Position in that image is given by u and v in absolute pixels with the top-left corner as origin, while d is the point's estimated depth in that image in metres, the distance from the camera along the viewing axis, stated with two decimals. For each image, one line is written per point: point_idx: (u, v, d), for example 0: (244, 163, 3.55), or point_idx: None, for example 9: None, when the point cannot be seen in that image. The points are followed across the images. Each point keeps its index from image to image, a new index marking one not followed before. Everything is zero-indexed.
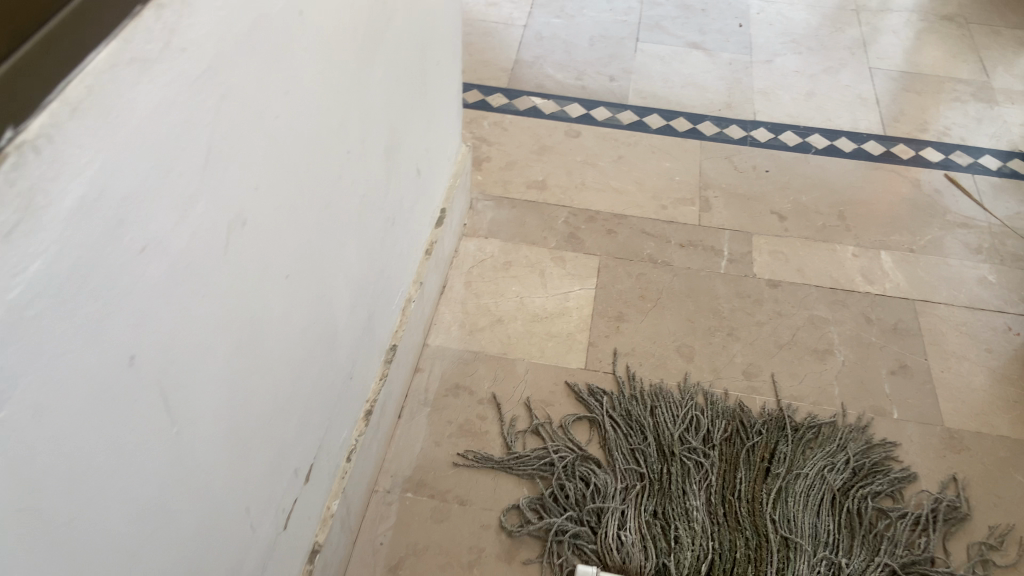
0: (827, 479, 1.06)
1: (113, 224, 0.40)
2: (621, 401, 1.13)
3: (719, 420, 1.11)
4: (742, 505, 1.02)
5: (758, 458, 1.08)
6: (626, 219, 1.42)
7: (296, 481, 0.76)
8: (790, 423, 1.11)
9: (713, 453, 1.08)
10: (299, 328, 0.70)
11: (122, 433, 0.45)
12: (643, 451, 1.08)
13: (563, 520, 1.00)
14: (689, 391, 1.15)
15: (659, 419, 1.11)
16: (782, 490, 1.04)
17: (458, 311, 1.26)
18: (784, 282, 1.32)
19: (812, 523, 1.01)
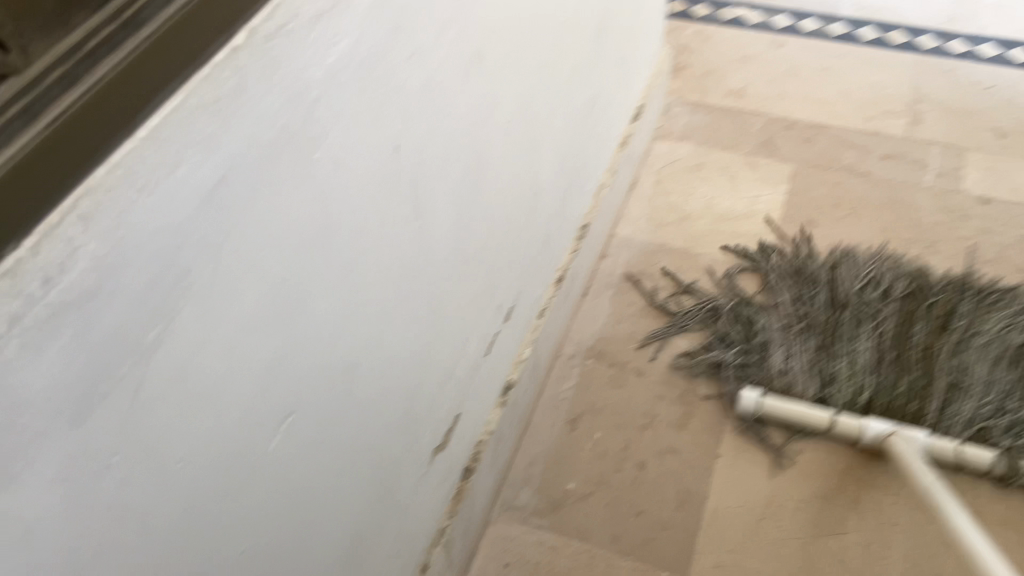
0: (1012, 338, 1.01)
1: (391, 27, 0.49)
2: (792, 256, 1.17)
3: (901, 278, 1.10)
4: (916, 349, 1.02)
5: (938, 313, 1.06)
6: (827, 129, 1.39)
7: (498, 316, 0.86)
8: (971, 283, 1.08)
9: (890, 303, 1.07)
10: (513, 175, 0.79)
11: (387, 209, 0.55)
12: (818, 298, 1.10)
13: (730, 355, 1.06)
14: (876, 254, 1.14)
15: (838, 273, 1.12)
16: (961, 343, 1.02)
17: (647, 206, 1.31)
18: (997, 199, 1.25)
19: (990, 371, 0.98)
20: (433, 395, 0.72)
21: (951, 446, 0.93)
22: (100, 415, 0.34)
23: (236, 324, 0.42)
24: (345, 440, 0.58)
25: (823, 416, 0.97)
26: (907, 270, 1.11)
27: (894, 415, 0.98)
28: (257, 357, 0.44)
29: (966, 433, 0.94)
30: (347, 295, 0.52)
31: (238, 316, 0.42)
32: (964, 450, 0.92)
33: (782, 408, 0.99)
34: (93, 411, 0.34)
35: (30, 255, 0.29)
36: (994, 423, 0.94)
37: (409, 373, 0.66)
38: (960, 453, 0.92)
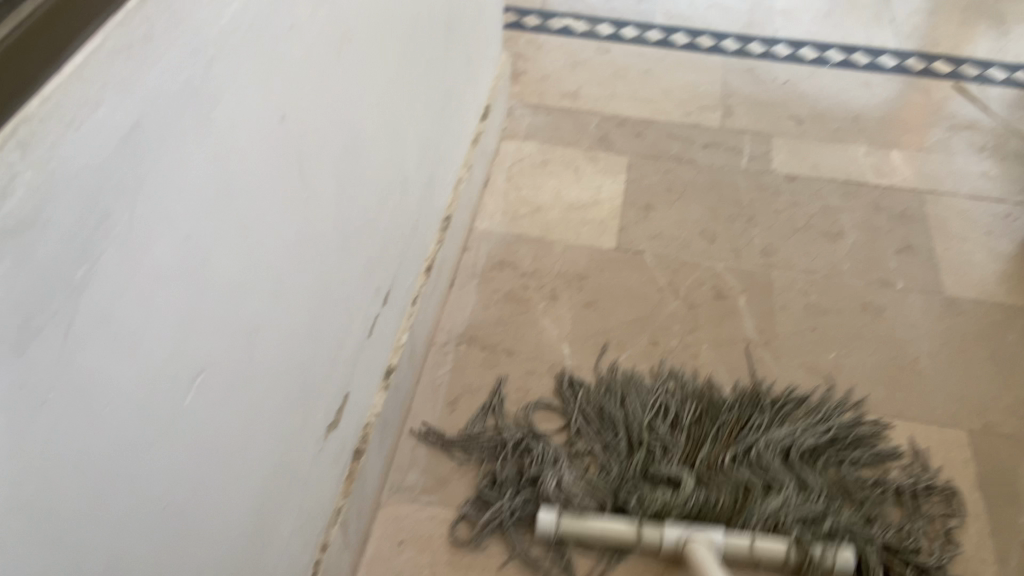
0: (806, 442, 1.02)
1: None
2: (594, 390, 1.09)
3: (690, 401, 1.07)
4: (717, 467, 1.00)
5: (730, 428, 1.04)
6: (654, 124, 1.53)
7: (377, 300, 0.88)
8: (762, 396, 1.08)
9: (680, 431, 1.04)
10: (382, 160, 0.82)
11: (278, 181, 0.57)
12: (613, 446, 1.02)
13: (514, 502, 0.96)
14: (662, 380, 1.10)
15: (629, 407, 1.06)
16: (758, 447, 1.01)
17: (501, 200, 1.38)
18: (800, 176, 1.43)
19: (791, 478, 0.98)
20: (324, 372, 0.74)
21: (745, 543, 0.90)
22: (38, 346, 0.35)
23: (152, 277, 0.43)
24: (249, 409, 0.58)
25: (629, 530, 0.92)
26: (698, 394, 1.08)
27: None
28: (172, 307, 0.45)
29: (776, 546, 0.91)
30: (247, 260, 0.54)
31: (154, 262, 0.43)
32: (760, 543, 0.90)
33: (581, 522, 0.92)
34: (31, 342, 0.34)
35: None
36: (802, 530, 0.92)
37: (303, 350, 0.67)
38: (754, 547, 0.90)
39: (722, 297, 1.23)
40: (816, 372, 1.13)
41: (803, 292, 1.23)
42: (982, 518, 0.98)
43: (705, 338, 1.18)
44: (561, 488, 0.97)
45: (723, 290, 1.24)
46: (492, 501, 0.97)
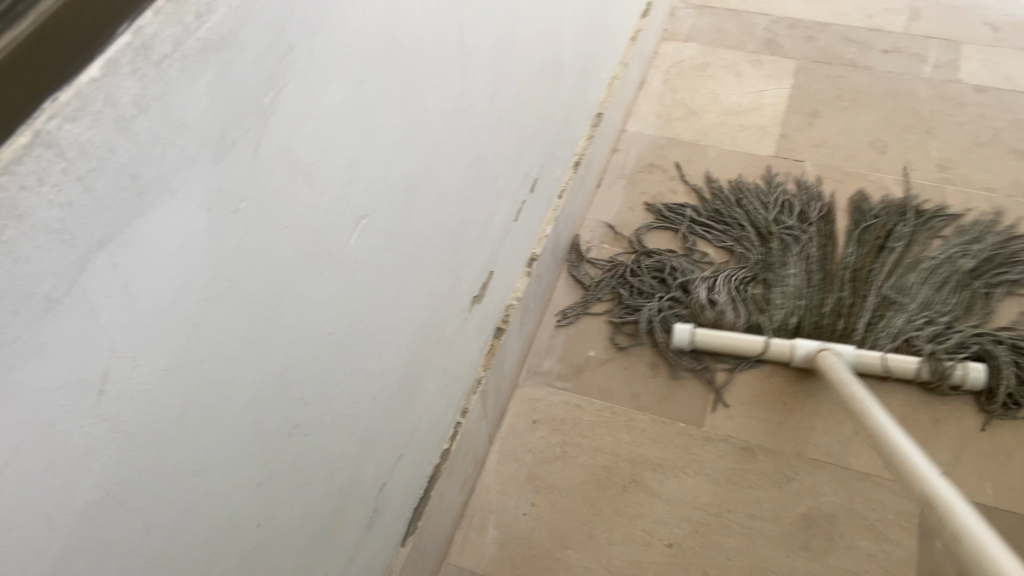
0: (944, 258, 1.05)
1: None
2: (727, 194, 1.18)
3: (814, 203, 1.14)
4: (847, 272, 1.05)
5: (873, 237, 1.08)
6: (828, 28, 1.43)
7: (526, 185, 0.91)
8: (911, 207, 1.11)
9: (814, 228, 1.11)
10: (538, 42, 0.83)
11: (439, 44, 0.59)
12: (743, 240, 1.12)
13: (658, 299, 1.07)
14: (776, 184, 1.18)
15: (748, 209, 1.15)
16: (895, 264, 1.06)
17: (655, 103, 1.35)
18: (991, 87, 1.30)
19: (923, 291, 1.02)
20: (472, 244, 0.77)
21: (877, 359, 0.95)
22: (233, 158, 0.39)
23: (326, 117, 0.47)
24: (404, 263, 0.63)
25: (758, 343, 0.99)
26: (823, 201, 1.14)
27: (824, 333, 1.00)
28: (342, 149, 0.49)
29: (895, 344, 0.98)
30: (408, 118, 0.57)
31: (329, 102, 0.47)
32: (890, 360, 0.95)
33: (715, 338, 1.00)
34: (227, 153, 0.39)
35: None
36: (924, 332, 0.98)
37: (453, 220, 0.71)
38: (885, 362, 0.94)
39: None
40: None
41: (981, 212, 1.14)
42: None
43: None
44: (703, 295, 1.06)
45: None
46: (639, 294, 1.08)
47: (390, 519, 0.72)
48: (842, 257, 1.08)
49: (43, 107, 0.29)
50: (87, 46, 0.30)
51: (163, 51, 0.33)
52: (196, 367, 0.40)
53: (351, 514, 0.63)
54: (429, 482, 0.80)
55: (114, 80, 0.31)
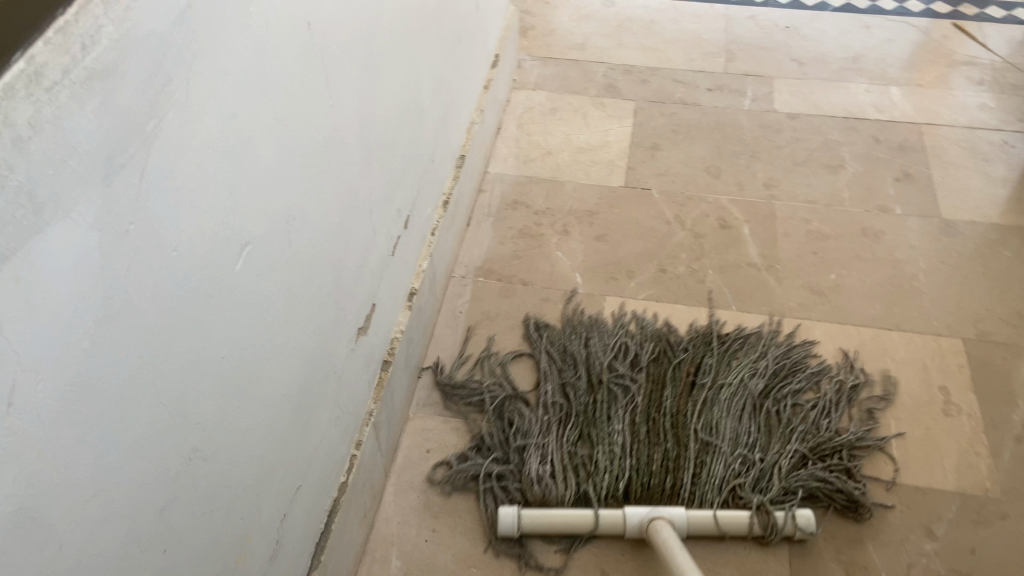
0: (752, 388, 1.05)
1: None
2: (559, 335, 1.12)
3: (647, 342, 1.11)
4: (666, 421, 1.02)
5: (683, 374, 1.07)
6: (659, 71, 1.59)
7: (399, 222, 0.95)
8: (713, 335, 1.11)
9: (642, 373, 1.07)
10: (398, 87, 0.89)
11: (306, 81, 0.64)
12: (572, 383, 1.06)
13: (488, 463, 0.98)
14: (620, 321, 1.14)
15: (591, 348, 1.10)
16: (706, 400, 1.04)
17: (513, 146, 1.44)
18: (801, 114, 1.47)
19: (733, 428, 1.01)
20: (353, 276, 0.81)
21: (709, 518, 0.90)
22: (121, 181, 0.42)
23: (206, 145, 0.50)
24: (287, 293, 0.65)
25: (588, 518, 0.91)
26: (648, 335, 1.12)
27: (652, 496, 0.95)
28: (221, 177, 0.52)
29: (720, 498, 0.94)
30: (282, 150, 0.61)
31: (206, 134, 0.50)
32: (722, 518, 0.91)
33: (544, 517, 0.91)
34: (115, 176, 0.41)
35: (73, 22, 0.37)
36: (743, 478, 0.96)
37: (333, 251, 0.74)
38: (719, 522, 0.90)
39: (727, 227, 1.29)
40: (815, 290, 1.19)
41: (805, 220, 1.29)
42: (976, 416, 1.02)
43: (710, 265, 1.24)
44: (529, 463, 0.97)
45: (727, 221, 1.30)
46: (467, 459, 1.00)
47: (294, 550, 0.72)
48: (661, 404, 1.04)
49: None
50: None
51: (54, 78, 0.36)
52: (96, 386, 0.42)
53: (254, 544, 0.64)
54: (329, 515, 0.81)
55: (12, 102, 0.33)
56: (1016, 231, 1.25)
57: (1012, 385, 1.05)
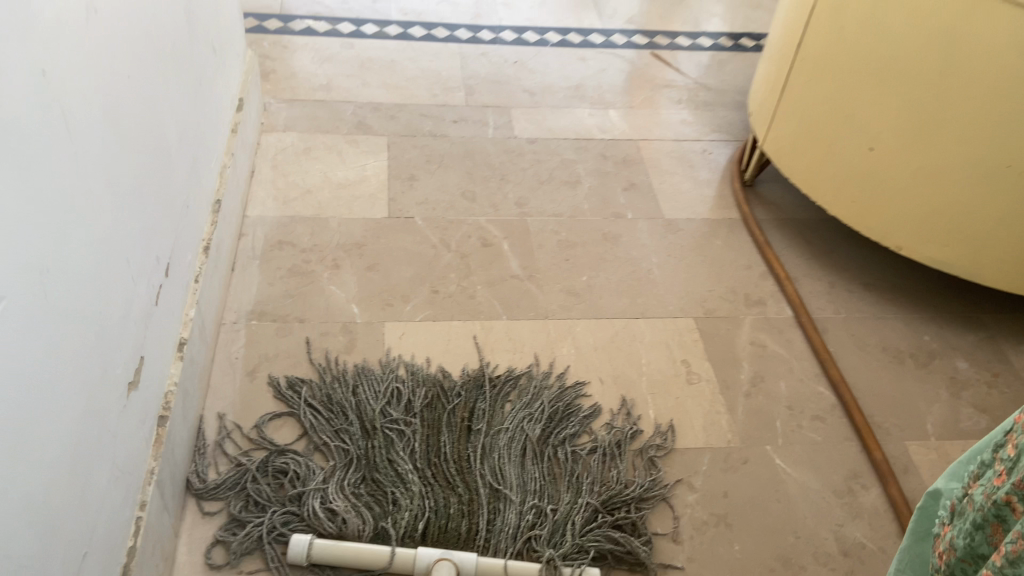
0: (529, 434, 1.09)
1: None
2: (321, 384, 1.13)
3: (420, 388, 1.13)
4: (449, 464, 1.04)
5: (460, 418, 1.10)
6: (405, 108, 1.67)
7: (159, 269, 0.92)
8: (485, 379, 1.15)
9: (416, 418, 1.09)
10: (142, 134, 0.86)
11: (41, 120, 0.61)
12: (347, 431, 1.08)
13: (273, 515, 0.97)
14: (389, 366, 1.17)
15: (360, 396, 1.12)
16: (484, 445, 1.07)
17: (270, 188, 1.44)
18: (538, 138, 1.63)
19: (518, 474, 1.04)
20: (117, 327, 0.78)
21: (498, 564, 0.93)
22: None
23: None
24: (49, 340, 0.63)
25: (383, 552, 0.93)
26: (424, 380, 1.15)
27: (448, 539, 0.97)
28: None
29: (514, 546, 0.96)
30: (23, 198, 0.58)
31: None
32: (511, 566, 0.93)
33: (336, 548, 0.93)
34: None
35: None
36: (537, 529, 0.98)
37: (93, 302, 0.72)
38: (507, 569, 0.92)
39: (488, 245, 1.39)
40: (572, 293, 1.31)
41: (554, 232, 1.42)
42: (713, 381, 1.19)
43: (477, 281, 1.32)
44: (324, 510, 0.98)
45: (487, 239, 1.40)
46: (249, 521, 0.97)
47: None
48: (441, 449, 1.06)
49: None
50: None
51: None
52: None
53: None
54: None
55: None
56: (722, 222, 1.47)
57: (736, 350, 1.24)
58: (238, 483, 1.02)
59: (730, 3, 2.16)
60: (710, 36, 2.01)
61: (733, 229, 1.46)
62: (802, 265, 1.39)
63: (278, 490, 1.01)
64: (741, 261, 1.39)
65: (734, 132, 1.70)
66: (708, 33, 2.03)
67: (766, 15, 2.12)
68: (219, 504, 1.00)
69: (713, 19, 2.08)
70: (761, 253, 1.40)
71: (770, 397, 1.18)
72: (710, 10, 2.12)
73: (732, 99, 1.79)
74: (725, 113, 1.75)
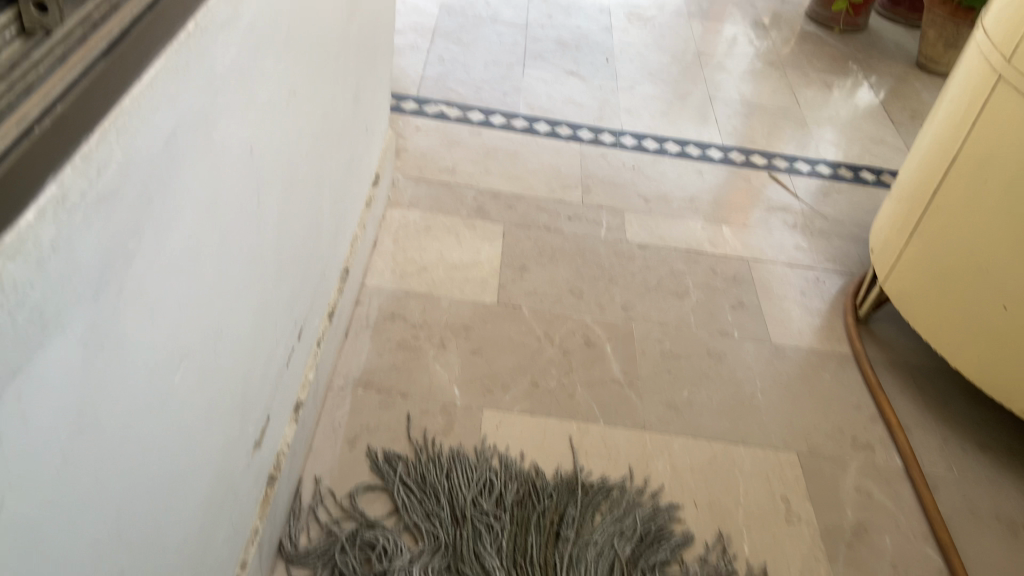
0: (618, 552, 1.07)
1: (256, 65, 0.63)
2: (416, 463, 1.14)
3: (512, 482, 1.13)
4: (535, 567, 1.03)
5: (549, 520, 1.09)
6: (523, 199, 1.72)
7: (294, 332, 0.96)
8: (579, 484, 1.14)
9: (506, 514, 1.09)
10: (305, 205, 0.92)
11: (243, 198, 0.66)
12: (437, 515, 1.08)
13: None
14: (484, 454, 1.17)
15: (453, 481, 1.12)
16: (571, 553, 1.05)
17: (389, 261, 1.49)
18: (650, 244, 1.65)
19: None
20: (257, 387, 0.81)
21: None
22: (107, 292, 0.43)
23: (170, 263, 0.51)
24: (210, 404, 0.65)
25: None
26: (518, 475, 1.14)
27: None
28: (176, 291, 0.53)
29: None
30: (221, 264, 0.62)
31: (172, 245, 0.51)
32: None
33: None
34: (104, 291, 0.42)
35: (94, 149, 0.39)
36: None
37: (247, 361, 0.75)
38: None
39: (591, 344, 1.39)
40: (672, 406, 1.30)
41: (658, 340, 1.42)
42: (813, 524, 1.15)
43: (578, 379, 1.32)
44: None
45: (591, 338, 1.40)
46: None
47: None
48: (528, 551, 1.05)
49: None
50: (24, 197, 0.34)
51: (74, 200, 0.38)
52: (64, 495, 0.42)
53: None
54: None
55: (42, 224, 0.35)
56: (831, 356, 1.45)
57: (839, 494, 1.20)
58: (327, 551, 1.02)
59: (850, 133, 2.17)
60: (829, 165, 2.02)
61: (843, 364, 1.43)
62: (914, 415, 1.36)
63: (364, 565, 1.02)
64: (848, 401, 1.36)
65: (848, 265, 1.68)
66: (826, 161, 2.03)
67: (887, 150, 2.12)
68: (307, 568, 1.01)
69: (832, 148, 2.09)
70: (872, 395, 1.38)
71: (872, 551, 1.13)
72: (830, 138, 2.13)
73: (848, 230, 1.78)
74: (840, 244, 1.74)
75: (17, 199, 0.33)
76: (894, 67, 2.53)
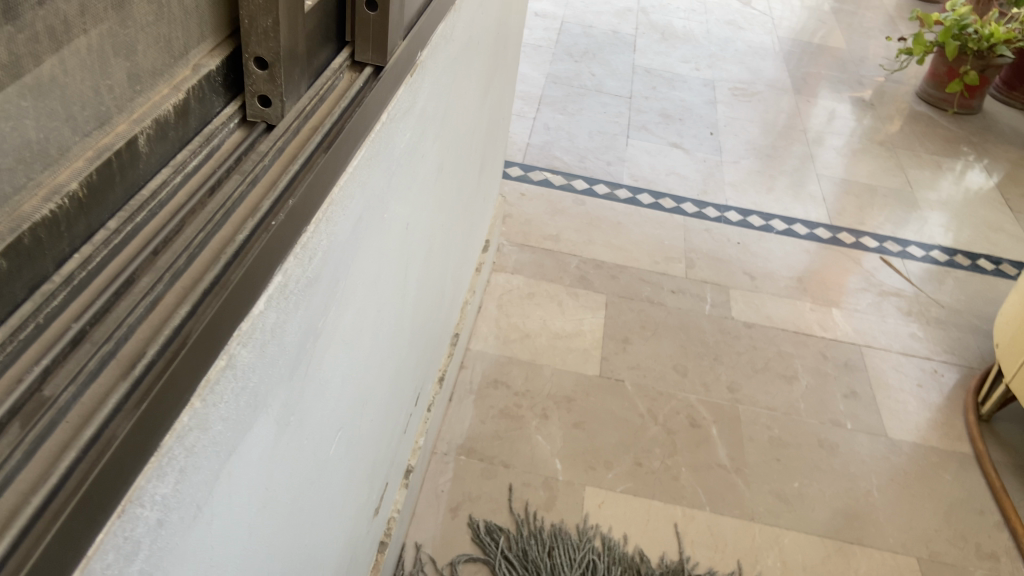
0: None
1: (421, 146, 0.65)
2: (518, 537, 1.12)
3: (616, 566, 1.11)
4: None
5: None
6: (627, 269, 1.71)
7: (413, 399, 0.97)
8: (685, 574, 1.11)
9: None
10: (435, 274, 0.93)
11: (396, 270, 0.67)
12: None
13: None
14: (587, 534, 1.14)
15: (556, 559, 1.10)
16: None
17: (493, 326, 1.50)
18: (756, 324, 1.61)
19: None
20: (383, 453, 0.81)
21: None
22: (299, 372, 0.44)
23: (341, 340, 0.52)
24: (351, 471, 0.66)
25: None
26: (622, 559, 1.12)
27: None
28: (342, 364, 0.54)
29: None
30: (375, 334, 0.64)
31: (345, 321, 0.52)
32: None
33: None
34: (298, 368, 0.43)
35: (309, 237, 0.41)
36: None
37: (381, 427, 0.76)
38: None
39: (696, 426, 1.35)
40: (782, 498, 1.24)
41: (767, 426, 1.37)
42: None
43: (682, 461, 1.28)
44: None
45: (697, 419, 1.36)
46: None
47: None
48: None
49: (238, 333, 0.34)
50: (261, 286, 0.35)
51: (290, 285, 0.39)
52: (246, 568, 0.42)
53: None
54: None
55: (266, 312, 0.36)
56: (952, 455, 1.37)
57: None
58: None
59: (965, 218, 2.09)
60: (944, 250, 1.94)
61: (965, 465, 1.35)
62: None
63: None
64: (972, 505, 1.28)
65: (967, 358, 1.60)
66: (941, 246, 1.96)
67: (1006, 238, 2.03)
68: None
69: (945, 232, 2.02)
70: (996, 499, 1.29)
71: None
72: (943, 222, 2.05)
73: (966, 321, 1.70)
74: (958, 335, 1.66)
75: (257, 286, 0.35)
76: (1009, 152, 2.44)
